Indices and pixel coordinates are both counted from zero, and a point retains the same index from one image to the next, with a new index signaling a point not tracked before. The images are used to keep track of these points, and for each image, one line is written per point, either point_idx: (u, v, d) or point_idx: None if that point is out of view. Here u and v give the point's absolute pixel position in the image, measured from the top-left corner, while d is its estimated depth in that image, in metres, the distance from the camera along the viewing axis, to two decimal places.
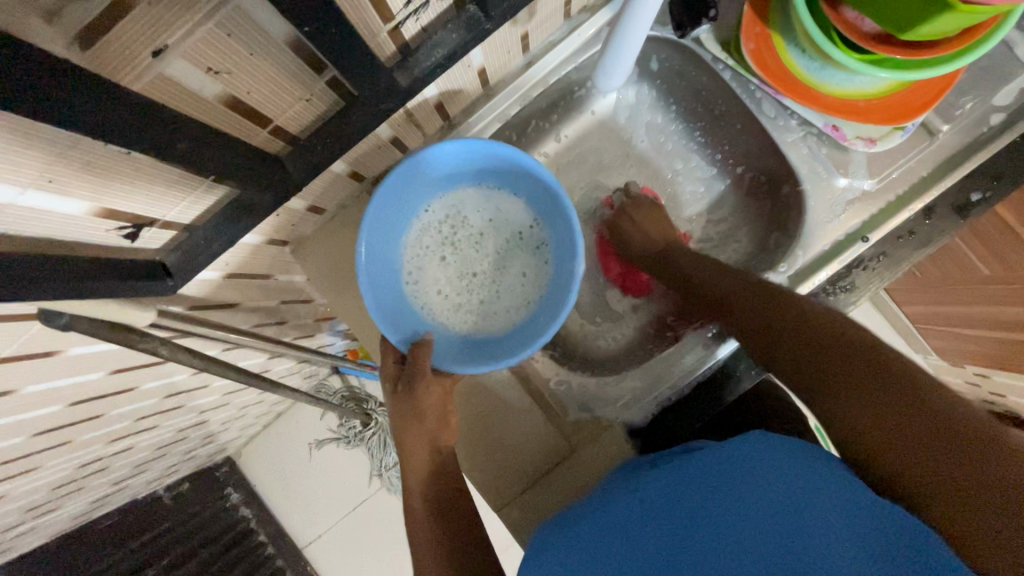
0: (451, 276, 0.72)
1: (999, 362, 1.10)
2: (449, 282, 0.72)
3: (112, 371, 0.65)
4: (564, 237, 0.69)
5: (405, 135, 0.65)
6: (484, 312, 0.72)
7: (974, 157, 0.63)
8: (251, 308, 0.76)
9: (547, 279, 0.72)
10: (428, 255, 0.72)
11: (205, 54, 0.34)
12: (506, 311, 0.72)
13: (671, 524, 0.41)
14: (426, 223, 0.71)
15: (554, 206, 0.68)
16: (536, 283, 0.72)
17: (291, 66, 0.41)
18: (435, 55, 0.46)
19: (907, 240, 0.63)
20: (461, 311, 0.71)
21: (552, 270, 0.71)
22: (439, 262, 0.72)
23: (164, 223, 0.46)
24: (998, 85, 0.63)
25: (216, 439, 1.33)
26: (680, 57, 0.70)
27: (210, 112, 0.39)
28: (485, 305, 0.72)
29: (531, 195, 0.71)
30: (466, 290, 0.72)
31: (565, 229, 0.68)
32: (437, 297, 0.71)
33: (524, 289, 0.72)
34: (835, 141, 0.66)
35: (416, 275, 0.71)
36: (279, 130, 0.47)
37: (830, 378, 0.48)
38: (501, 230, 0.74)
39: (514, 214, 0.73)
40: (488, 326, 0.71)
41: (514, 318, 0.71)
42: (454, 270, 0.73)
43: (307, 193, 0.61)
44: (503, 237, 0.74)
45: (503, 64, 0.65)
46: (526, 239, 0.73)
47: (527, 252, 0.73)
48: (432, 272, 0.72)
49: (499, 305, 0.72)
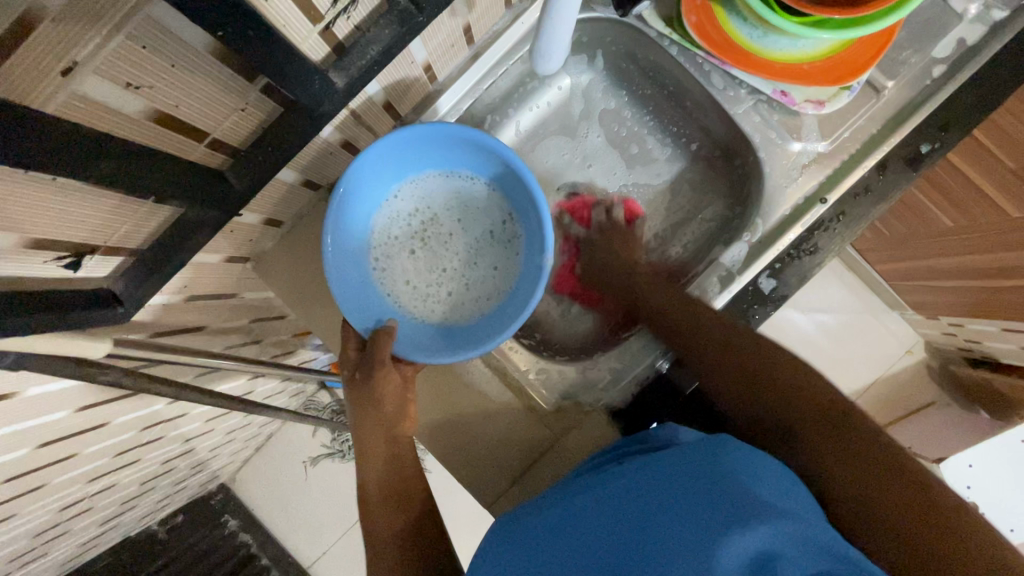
0: (420, 264, 0.72)
1: (969, 310, 1.12)
2: (418, 270, 0.71)
3: (79, 407, 0.64)
4: (534, 228, 0.68)
5: (356, 137, 0.65)
6: (453, 301, 0.71)
7: (921, 110, 0.64)
8: (220, 330, 0.74)
9: (516, 269, 0.71)
10: (395, 244, 0.71)
11: (120, 68, 0.33)
12: (475, 301, 0.71)
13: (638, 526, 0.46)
14: (396, 210, 0.71)
15: (525, 198, 0.68)
16: (505, 276, 0.72)
17: (217, 75, 0.39)
18: (370, 52, 0.45)
19: (864, 197, 0.65)
20: (431, 299, 0.71)
21: (522, 262, 0.71)
22: (407, 249, 0.71)
23: (108, 250, 0.45)
24: (936, 37, 0.64)
25: (206, 468, 1.31)
26: (625, 36, 0.70)
27: (138, 129, 0.38)
28: (455, 294, 0.71)
29: (504, 187, 0.70)
30: (436, 278, 0.71)
31: (535, 219, 0.67)
32: (403, 286, 0.70)
33: (493, 281, 0.72)
34: (785, 107, 0.66)
35: (383, 263, 0.70)
36: (217, 143, 0.45)
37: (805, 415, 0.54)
38: (472, 220, 0.73)
39: (486, 204, 0.73)
40: (456, 316, 0.70)
41: (482, 308, 0.70)
42: (423, 259, 0.72)
43: (261, 206, 0.60)
44: (474, 226, 0.73)
45: (448, 57, 0.64)
46: (498, 231, 0.73)
47: (499, 242, 0.73)
48: (400, 260, 0.71)
49: (469, 294, 0.71)
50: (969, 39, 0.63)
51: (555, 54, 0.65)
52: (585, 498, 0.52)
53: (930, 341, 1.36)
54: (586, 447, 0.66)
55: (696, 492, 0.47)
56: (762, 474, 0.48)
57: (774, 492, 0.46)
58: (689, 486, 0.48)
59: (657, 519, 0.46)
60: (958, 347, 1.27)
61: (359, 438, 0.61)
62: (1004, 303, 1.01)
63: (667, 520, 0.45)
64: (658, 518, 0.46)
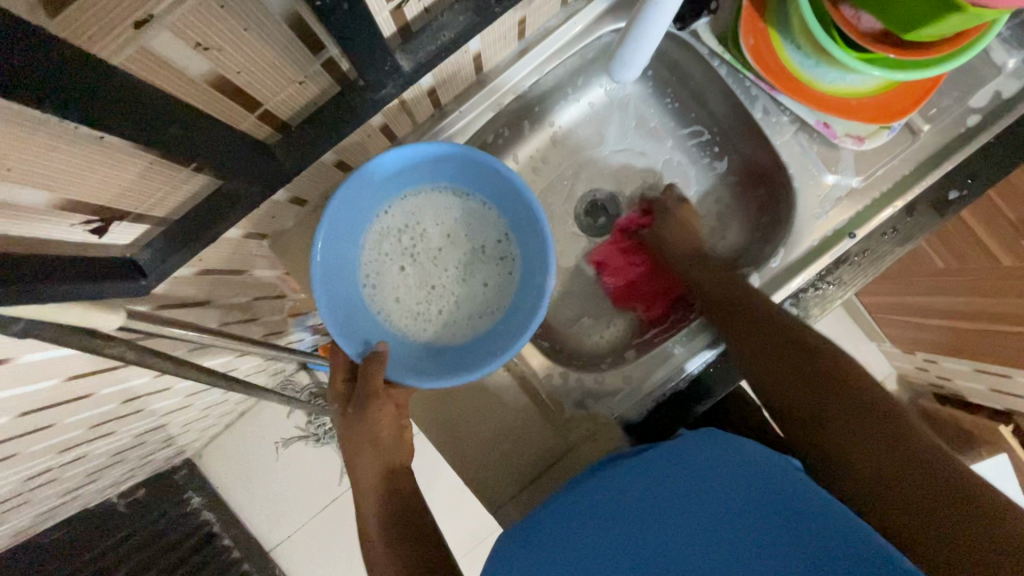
0: (411, 280, 0.69)
1: (947, 349, 1.16)
2: (410, 287, 0.69)
3: (67, 377, 0.59)
4: (532, 250, 0.66)
5: (394, 122, 0.62)
6: (445, 319, 0.69)
7: (953, 157, 0.65)
8: (221, 305, 0.70)
9: (510, 286, 0.69)
10: (387, 259, 0.68)
11: (194, 25, 0.30)
12: (467, 319, 0.69)
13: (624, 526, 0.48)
14: (387, 224, 0.68)
15: (525, 220, 0.65)
16: (501, 293, 0.69)
17: (284, 44, 0.37)
18: (441, 38, 0.43)
19: (890, 237, 0.66)
20: (422, 317, 0.68)
21: (517, 279, 0.69)
22: (399, 266, 0.69)
23: (136, 216, 0.41)
24: (975, 88, 0.66)
25: (175, 442, 1.25)
26: (675, 48, 0.70)
27: (195, 93, 0.35)
28: (446, 312, 0.69)
29: (501, 205, 0.68)
30: (428, 295, 0.69)
31: (534, 238, 0.65)
32: (394, 303, 0.68)
33: (488, 299, 0.69)
34: (825, 139, 0.67)
35: (373, 277, 0.67)
36: (267, 115, 0.42)
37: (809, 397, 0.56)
38: (465, 235, 0.70)
39: (483, 219, 0.70)
40: (447, 334, 0.68)
41: (476, 326, 0.69)
42: (414, 272, 0.69)
43: (291, 183, 0.57)
44: (468, 244, 0.71)
45: (498, 48, 0.62)
46: (493, 246, 0.70)
47: (493, 263, 0.70)
48: (392, 276, 0.68)
49: (461, 313, 0.69)
50: (1005, 93, 0.65)
51: (635, 63, 0.65)
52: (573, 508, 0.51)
53: (903, 373, 1.41)
54: (596, 458, 0.66)
55: (679, 486, 0.49)
56: (742, 457, 0.51)
57: (750, 468, 0.49)
58: (697, 479, 0.49)
59: (662, 514, 0.47)
60: (928, 382, 1.33)
61: (360, 438, 0.59)
62: (982, 345, 1.05)
63: (657, 525, 0.46)
64: (663, 513, 0.47)
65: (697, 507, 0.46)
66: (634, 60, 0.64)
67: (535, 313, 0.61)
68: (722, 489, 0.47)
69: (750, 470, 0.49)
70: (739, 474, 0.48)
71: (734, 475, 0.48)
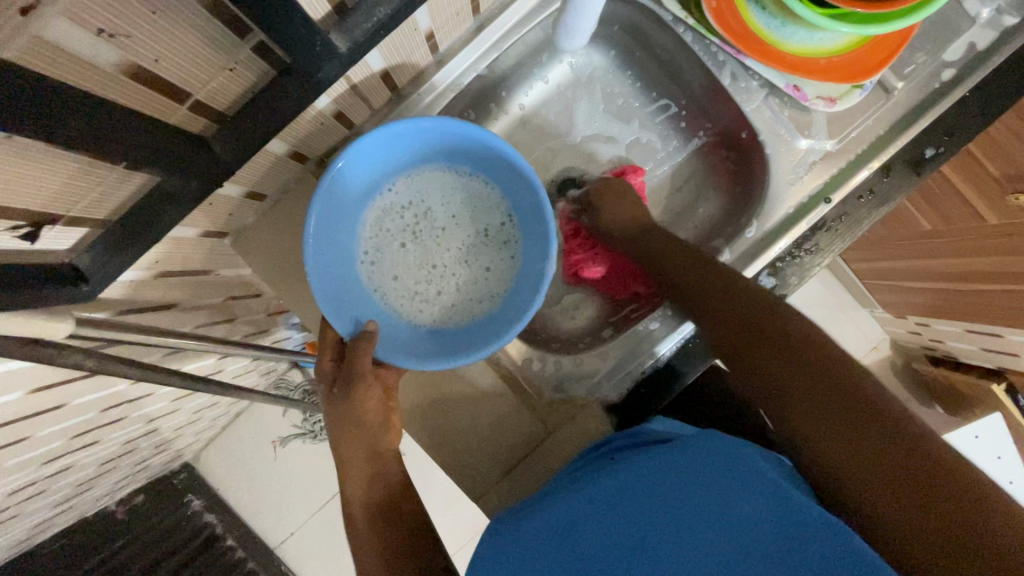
0: (411, 261, 0.67)
1: (938, 311, 1.15)
2: (410, 269, 0.67)
3: (32, 389, 0.58)
4: (535, 233, 0.64)
5: (349, 108, 0.60)
6: (446, 301, 0.67)
7: (928, 114, 0.63)
8: (191, 307, 0.69)
9: (512, 272, 0.67)
10: (385, 239, 0.66)
11: (92, 10, 0.28)
12: (467, 302, 0.67)
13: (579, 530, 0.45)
14: (387, 202, 0.66)
15: (528, 206, 0.64)
16: (501, 277, 0.68)
17: (204, 28, 0.35)
18: (377, 15, 0.41)
19: (867, 200, 0.64)
20: (421, 299, 0.67)
21: (518, 264, 0.67)
22: (400, 244, 0.67)
23: (71, 219, 0.40)
24: (948, 41, 0.64)
25: (169, 447, 1.24)
26: (639, 16, 0.67)
27: (109, 85, 0.33)
28: (447, 295, 0.67)
29: (505, 188, 0.66)
30: (429, 276, 0.68)
31: (536, 223, 0.63)
32: (392, 283, 0.66)
33: (489, 283, 0.68)
34: (796, 102, 0.65)
35: (371, 256, 0.65)
36: (200, 105, 0.41)
37: (790, 383, 0.51)
38: (468, 217, 0.69)
39: (486, 203, 0.68)
40: (446, 318, 0.67)
41: (475, 311, 0.67)
42: (415, 254, 0.68)
43: (243, 178, 0.55)
44: (468, 226, 0.69)
45: (453, 26, 0.60)
46: (495, 229, 0.69)
47: (495, 244, 0.69)
48: (391, 256, 0.67)
49: (461, 296, 0.67)
50: (979, 45, 0.63)
51: (580, 29, 0.62)
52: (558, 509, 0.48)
53: (895, 338, 1.40)
54: (578, 441, 0.65)
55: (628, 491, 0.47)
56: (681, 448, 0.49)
57: (692, 464, 0.47)
58: (705, 481, 0.45)
59: (654, 522, 0.44)
60: (921, 346, 1.33)
61: (335, 435, 0.58)
62: (971, 305, 1.04)
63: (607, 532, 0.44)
64: (655, 521, 0.44)
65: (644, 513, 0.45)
66: (580, 25, 0.61)
67: (536, 298, 0.59)
68: (670, 488, 0.46)
69: (692, 465, 0.47)
70: (683, 472, 0.46)
71: (707, 470, 0.46)
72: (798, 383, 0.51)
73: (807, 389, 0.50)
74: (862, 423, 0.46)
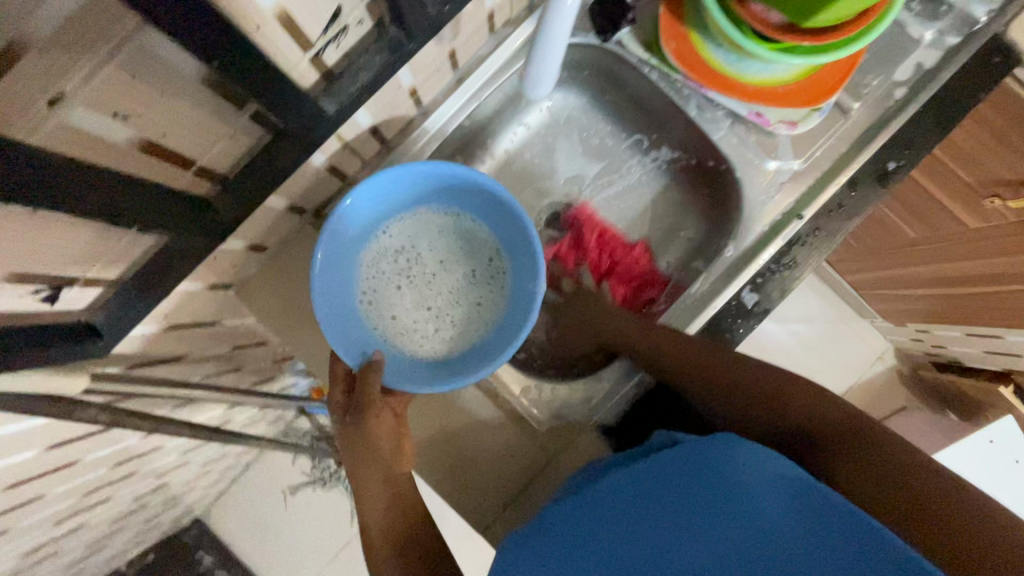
0: (408, 300, 0.69)
1: (938, 318, 1.16)
2: (407, 308, 0.69)
3: (47, 447, 0.60)
4: (526, 260, 0.67)
5: (342, 162, 0.64)
6: (445, 336, 0.68)
7: (886, 130, 0.67)
8: (197, 358, 0.71)
9: (506, 301, 0.69)
10: (383, 281, 0.68)
11: (111, 95, 0.32)
12: (466, 335, 0.68)
13: (593, 537, 0.46)
14: (385, 245, 0.69)
15: (517, 237, 0.67)
16: (496, 308, 0.69)
17: (206, 103, 0.39)
18: (361, 79, 0.45)
19: (837, 213, 0.68)
20: (420, 335, 0.68)
21: (512, 293, 0.69)
22: (396, 288, 0.69)
23: (87, 280, 0.43)
24: (896, 62, 0.68)
25: (180, 502, 1.25)
26: (607, 60, 0.72)
27: (122, 158, 0.37)
28: (445, 330, 0.69)
29: (495, 223, 0.69)
30: (426, 314, 0.69)
31: (526, 250, 0.66)
32: (391, 322, 0.68)
33: (484, 315, 0.69)
34: (760, 127, 0.69)
35: (371, 297, 0.67)
36: (203, 170, 0.44)
37: (785, 394, 0.53)
38: (463, 255, 0.71)
39: (479, 240, 0.71)
40: (446, 351, 0.68)
41: (473, 342, 0.68)
42: (413, 294, 0.69)
43: (245, 232, 0.58)
44: (462, 263, 0.71)
45: (435, 81, 0.65)
46: (487, 263, 0.71)
47: (489, 277, 0.71)
48: (387, 298, 0.68)
49: (459, 330, 0.69)
50: (925, 64, 0.68)
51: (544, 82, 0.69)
52: (576, 514, 0.49)
53: (899, 347, 1.41)
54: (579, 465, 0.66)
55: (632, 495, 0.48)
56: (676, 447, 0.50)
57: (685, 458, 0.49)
58: (699, 476, 0.46)
59: (653, 517, 0.45)
60: (926, 354, 1.33)
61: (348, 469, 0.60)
62: (973, 310, 1.06)
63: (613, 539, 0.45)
64: (654, 516, 0.45)
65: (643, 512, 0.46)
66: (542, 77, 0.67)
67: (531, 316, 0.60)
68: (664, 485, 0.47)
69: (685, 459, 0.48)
70: (676, 468, 0.48)
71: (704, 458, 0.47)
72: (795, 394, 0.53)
73: (795, 399, 0.53)
74: (854, 433, 0.49)
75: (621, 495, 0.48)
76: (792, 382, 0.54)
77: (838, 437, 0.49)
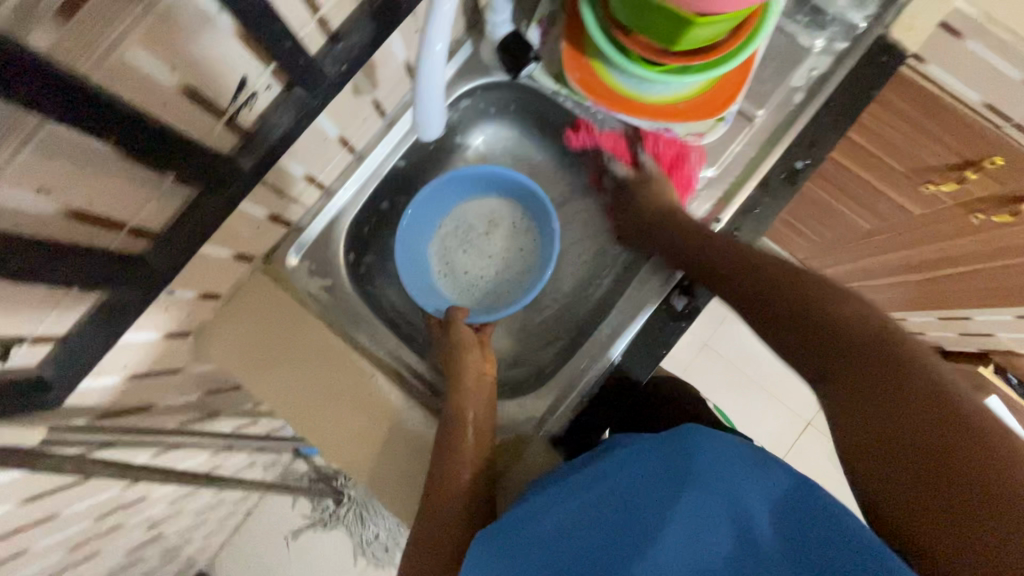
0: (475, 261, 0.87)
1: (913, 304, 1.19)
2: (476, 268, 0.87)
3: (22, 501, 0.64)
4: (542, 213, 0.82)
5: (284, 210, 0.70)
6: (504, 284, 0.86)
7: (789, 132, 0.72)
8: (166, 405, 0.76)
9: (540, 242, 0.84)
10: (452, 255, 0.87)
11: (34, 175, 0.37)
12: (519, 277, 0.85)
13: (558, 538, 0.48)
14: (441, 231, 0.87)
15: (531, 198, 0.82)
16: (534, 251, 0.85)
17: (128, 172, 0.44)
18: (273, 135, 0.51)
19: (754, 215, 0.71)
20: (487, 287, 0.86)
21: (540, 237, 0.84)
22: (460, 252, 0.87)
23: (36, 338, 0.47)
24: (790, 70, 0.74)
25: (178, 553, 1.27)
26: (525, 93, 0.79)
27: (52, 227, 0.41)
28: (504, 279, 0.86)
29: (510, 193, 0.84)
30: (488, 270, 0.87)
31: (540, 204, 0.81)
32: (467, 283, 0.86)
33: (527, 260, 0.85)
34: (670, 140, 0.74)
35: (446, 271, 0.86)
36: (137, 231, 0.49)
37: (833, 356, 0.52)
38: (497, 221, 0.87)
39: (505, 208, 0.86)
40: (508, 296, 0.85)
41: (526, 281, 0.84)
42: (474, 257, 0.87)
43: (195, 283, 0.63)
44: (500, 227, 0.87)
45: (364, 129, 0.71)
46: (516, 223, 0.86)
47: (522, 231, 0.86)
48: (457, 267, 0.86)
49: (514, 275, 0.86)
50: (819, 69, 0.73)
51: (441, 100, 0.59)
52: (543, 521, 0.50)
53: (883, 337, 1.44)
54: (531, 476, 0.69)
55: (593, 500, 0.50)
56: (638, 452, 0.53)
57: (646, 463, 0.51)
58: (656, 480, 0.49)
59: (614, 516, 0.47)
60: None
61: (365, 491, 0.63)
62: (942, 294, 1.09)
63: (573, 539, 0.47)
64: (615, 515, 0.47)
65: (605, 511, 0.48)
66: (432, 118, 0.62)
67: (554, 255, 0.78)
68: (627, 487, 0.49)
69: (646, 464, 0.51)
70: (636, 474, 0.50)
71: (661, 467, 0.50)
72: (842, 362, 0.51)
73: (839, 359, 0.51)
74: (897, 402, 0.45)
75: (584, 498, 0.50)
76: (836, 351, 0.51)
77: (876, 416, 0.46)
